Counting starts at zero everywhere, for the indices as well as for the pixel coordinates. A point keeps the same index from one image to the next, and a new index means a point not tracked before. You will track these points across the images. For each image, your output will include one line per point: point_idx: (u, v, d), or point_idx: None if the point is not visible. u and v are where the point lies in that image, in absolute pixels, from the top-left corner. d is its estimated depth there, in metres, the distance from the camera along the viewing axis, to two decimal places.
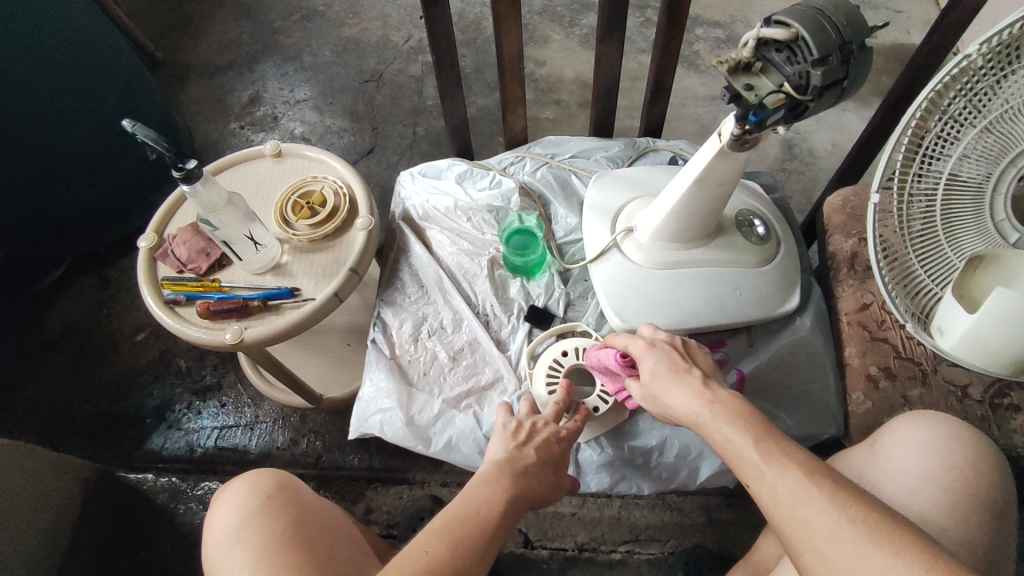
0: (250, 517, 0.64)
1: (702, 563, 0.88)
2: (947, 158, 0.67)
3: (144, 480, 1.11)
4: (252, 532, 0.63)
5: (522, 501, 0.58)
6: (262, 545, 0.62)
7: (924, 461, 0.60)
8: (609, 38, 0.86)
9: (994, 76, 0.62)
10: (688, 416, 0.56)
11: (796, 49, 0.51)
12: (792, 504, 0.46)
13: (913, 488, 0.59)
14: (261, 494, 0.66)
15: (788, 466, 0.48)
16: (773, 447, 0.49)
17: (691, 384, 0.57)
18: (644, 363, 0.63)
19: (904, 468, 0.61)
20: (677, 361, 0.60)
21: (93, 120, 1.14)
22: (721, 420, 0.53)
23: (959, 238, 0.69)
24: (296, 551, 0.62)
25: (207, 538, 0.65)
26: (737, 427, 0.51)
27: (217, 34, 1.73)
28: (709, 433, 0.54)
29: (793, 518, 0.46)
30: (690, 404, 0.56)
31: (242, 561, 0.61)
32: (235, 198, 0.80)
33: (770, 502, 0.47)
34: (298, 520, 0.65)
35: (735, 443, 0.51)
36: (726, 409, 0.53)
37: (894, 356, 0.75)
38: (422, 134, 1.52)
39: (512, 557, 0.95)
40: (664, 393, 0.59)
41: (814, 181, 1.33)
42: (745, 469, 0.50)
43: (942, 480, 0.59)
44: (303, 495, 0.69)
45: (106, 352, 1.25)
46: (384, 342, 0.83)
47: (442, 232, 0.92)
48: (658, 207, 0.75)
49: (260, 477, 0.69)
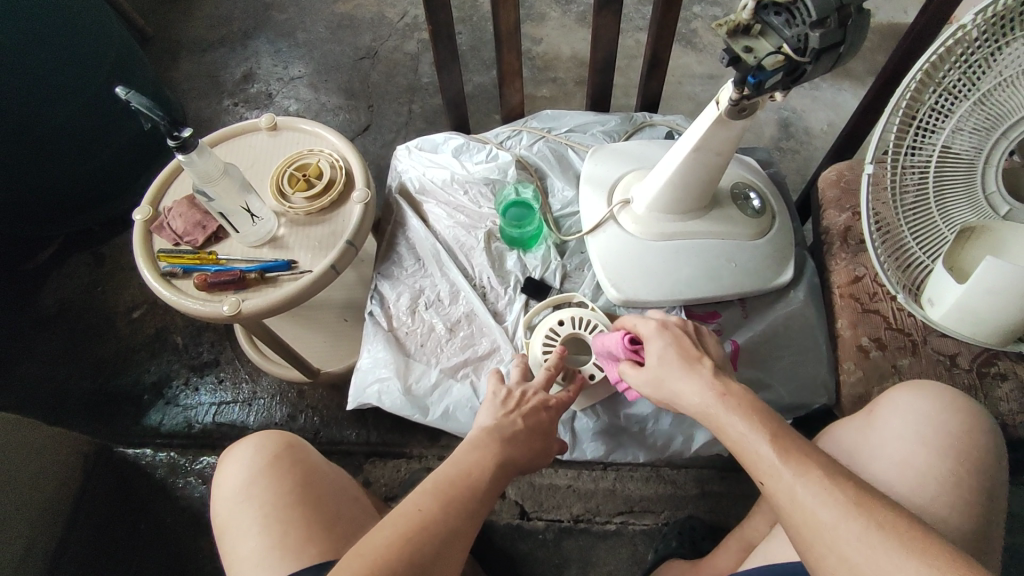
0: (258, 475, 0.66)
1: (695, 532, 0.90)
2: (941, 130, 0.68)
3: (143, 455, 1.11)
4: (260, 490, 0.64)
5: (510, 465, 0.59)
6: (270, 502, 0.63)
7: (920, 428, 0.60)
8: (606, 10, 0.86)
9: (989, 47, 0.63)
10: (697, 410, 0.55)
11: (795, 11, 0.51)
12: (814, 507, 0.46)
13: (908, 454, 0.60)
14: (268, 454, 0.67)
15: (806, 467, 0.47)
16: (792, 449, 0.49)
17: (701, 375, 0.56)
18: (652, 345, 0.61)
19: (900, 435, 0.61)
20: (687, 349, 0.59)
21: (85, 93, 1.13)
22: (734, 416, 0.52)
23: (950, 210, 0.71)
24: (304, 510, 0.63)
25: (215, 494, 0.67)
26: (753, 427, 0.50)
27: (208, 9, 1.71)
28: (720, 430, 0.53)
29: (812, 521, 0.46)
30: (702, 397, 0.55)
31: (252, 518, 0.63)
32: (232, 169, 0.80)
33: (788, 504, 0.47)
34: (305, 480, 0.66)
35: (751, 441, 0.50)
36: (740, 406, 0.52)
37: (884, 327, 0.76)
38: (418, 112, 1.51)
39: (508, 528, 0.96)
40: (672, 384, 0.57)
41: (808, 160, 1.34)
42: (761, 468, 0.49)
43: (938, 446, 0.59)
44: (309, 455, 0.70)
45: (102, 329, 1.25)
46: (382, 314, 0.84)
47: (439, 205, 0.92)
48: (654, 177, 0.76)
49: (267, 437, 0.69)
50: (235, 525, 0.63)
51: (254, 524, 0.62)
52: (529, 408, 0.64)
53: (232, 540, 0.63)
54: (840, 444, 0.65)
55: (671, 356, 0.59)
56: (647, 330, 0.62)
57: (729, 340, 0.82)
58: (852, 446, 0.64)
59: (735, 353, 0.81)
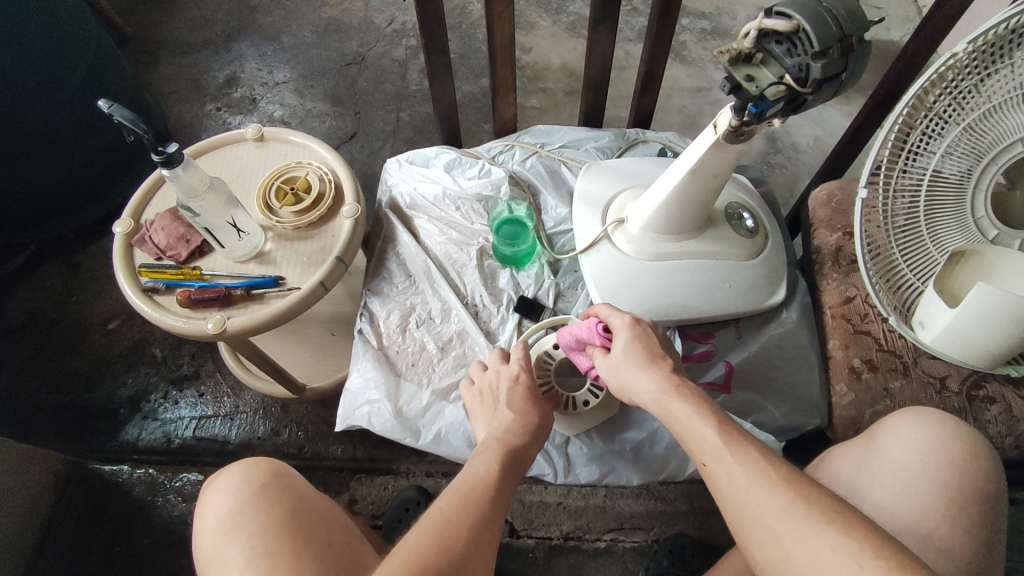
0: (244, 504, 0.64)
1: (686, 551, 0.89)
2: (931, 155, 0.69)
3: (119, 472, 1.07)
4: (247, 520, 0.62)
5: (518, 453, 0.59)
6: (257, 534, 0.61)
7: (922, 458, 0.60)
8: (601, 27, 0.85)
9: (977, 76, 0.64)
10: (650, 404, 0.54)
11: (797, 41, 0.51)
12: (746, 486, 0.47)
13: (911, 484, 0.60)
14: (254, 483, 0.65)
15: (746, 450, 0.48)
16: (734, 433, 0.49)
17: (657, 369, 0.55)
18: (617, 339, 0.59)
19: (902, 464, 0.61)
20: (648, 346, 0.58)
21: (60, 97, 1.09)
22: (684, 404, 0.52)
23: (940, 234, 0.71)
24: (293, 539, 0.61)
25: (199, 527, 0.65)
26: (703, 417, 0.50)
27: (191, 11, 1.67)
28: (668, 416, 0.53)
29: (747, 500, 0.46)
30: (654, 389, 0.54)
31: (239, 550, 0.60)
32: (217, 183, 0.78)
33: (726, 483, 0.48)
34: (294, 508, 0.64)
35: (695, 425, 0.50)
36: (690, 394, 0.52)
37: (876, 348, 0.77)
38: (406, 120, 1.49)
39: (498, 547, 0.95)
40: (629, 377, 0.56)
41: (796, 175, 1.35)
42: (703, 450, 0.49)
43: (939, 479, 0.59)
44: (298, 483, 0.68)
45: (76, 340, 1.21)
46: (371, 332, 0.82)
47: (430, 221, 0.90)
48: (649, 198, 0.76)
49: (253, 465, 0.67)
50: (221, 558, 0.61)
51: (242, 555, 0.60)
52: (505, 389, 0.65)
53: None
54: (840, 469, 0.64)
55: (630, 351, 0.57)
56: (618, 322, 0.60)
57: (723, 361, 0.82)
58: (853, 471, 0.64)
59: (729, 374, 0.82)
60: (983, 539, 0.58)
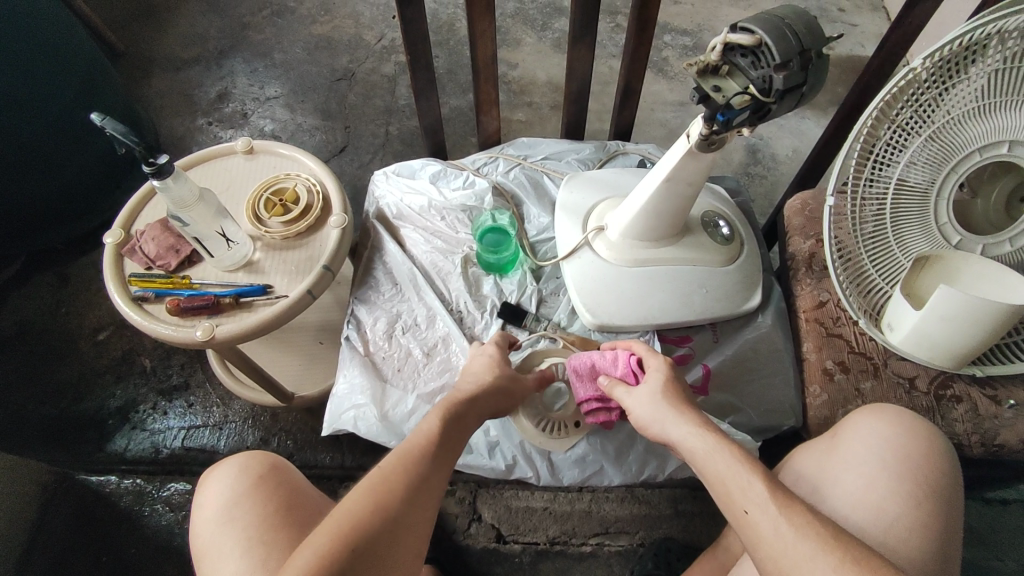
0: (241, 496, 0.65)
1: (671, 554, 0.91)
2: (896, 164, 0.72)
3: (106, 483, 1.08)
4: (243, 512, 0.63)
5: (463, 416, 0.63)
6: (254, 525, 0.62)
7: (882, 452, 0.62)
8: (581, 43, 0.88)
9: (937, 88, 0.67)
10: (688, 453, 0.58)
11: (760, 55, 0.54)
12: (795, 539, 0.48)
13: (870, 479, 0.61)
14: (251, 475, 0.66)
15: (792, 506, 0.50)
16: (781, 489, 0.52)
17: (694, 417, 0.60)
18: (649, 377, 0.66)
19: (862, 458, 0.63)
20: (677, 391, 0.63)
21: (53, 111, 1.11)
22: (724, 456, 0.55)
23: (906, 239, 0.74)
24: (288, 531, 0.63)
25: (196, 516, 0.66)
26: (752, 473, 0.53)
27: (183, 28, 1.70)
28: (704, 466, 0.56)
29: (791, 554, 0.48)
30: (695, 439, 0.58)
31: (234, 540, 0.62)
32: (207, 195, 0.80)
33: (771, 536, 0.49)
34: (290, 502, 0.66)
35: (740, 476, 0.53)
36: (732, 446, 0.55)
37: (847, 351, 0.79)
38: (395, 133, 1.52)
39: (484, 551, 0.96)
40: (664, 420, 0.61)
41: (775, 185, 1.39)
42: (746, 498, 0.52)
43: (897, 471, 0.61)
44: (294, 478, 0.70)
45: (65, 351, 1.22)
46: (358, 339, 0.84)
47: (416, 231, 0.93)
48: (628, 206, 0.78)
49: (250, 458, 0.68)
50: (216, 549, 0.62)
51: (237, 546, 0.61)
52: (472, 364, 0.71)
53: (214, 565, 0.62)
54: (806, 468, 0.67)
55: (662, 391, 0.63)
56: (654, 362, 0.67)
57: (700, 365, 0.84)
58: (819, 469, 0.66)
59: (706, 377, 0.83)
60: (943, 534, 0.58)
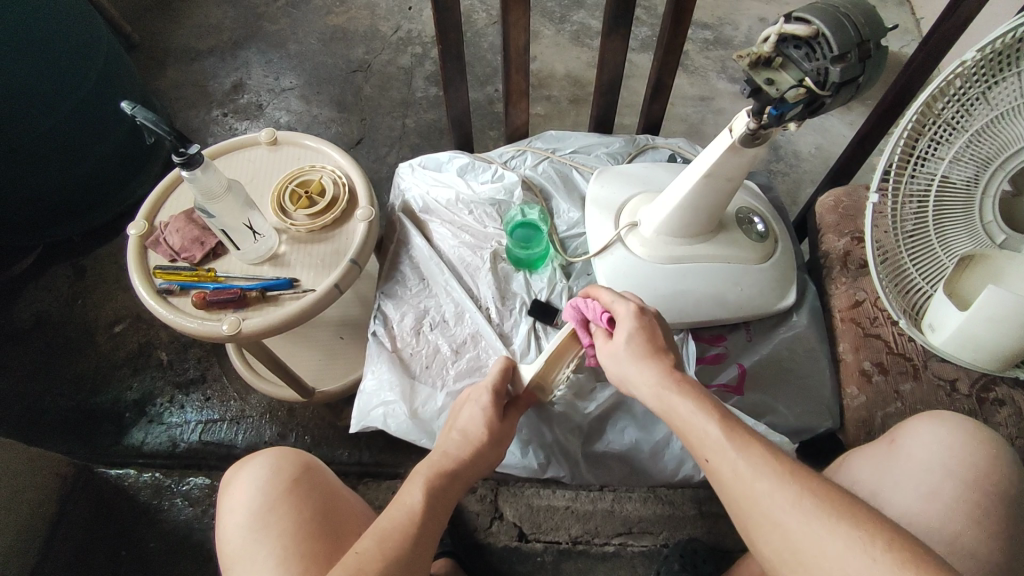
0: (274, 502, 0.64)
1: (697, 556, 0.85)
2: (941, 161, 0.69)
3: (125, 476, 1.05)
4: (277, 518, 0.62)
5: (450, 490, 0.63)
6: (288, 535, 0.61)
7: (945, 460, 0.60)
8: (615, 33, 0.86)
9: (985, 83, 0.64)
10: (651, 396, 0.56)
11: (815, 46, 0.52)
12: (752, 478, 0.47)
13: (934, 485, 0.59)
14: (284, 478, 0.65)
15: (749, 444, 0.49)
16: (736, 427, 0.50)
17: (657, 361, 0.57)
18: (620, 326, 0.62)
19: (926, 466, 0.61)
20: (649, 339, 0.60)
21: (72, 99, 1.10)
22: (684, 397, 0.53)
23: (950, 239, 0.72)
24: (324, 542, 0.62)
25: (224, 521, 0.64)
26: (702, 409, 0.52)
27: (198, 18, 1.68)
28: (669, 412, 0.54)
29: (751, 494, 0.46)
30: (654, 381, 0.56)
31: (268, 550, 0.60)
32: (234, 186, 0.78)
33: (729, 477, 0.48)
34: (323, 507, 0.65)
35: (696, 419, 0.51)
36: (691, 391, 0.54)
37: (886, 351, 0.78)
38: (412, 126, 1.50)
39: (507, 551, 0.91)
40: (630, 368, 0.59)
41: (799, 183, 1.37)
42: (705, 445, 0.50)
43: (961, 478, 0.59)
44: (325, 479, 0.69)
45: (81, 344, 1.21)
46: (385, 335, 0.83)
47: (443, 225, 0.91)
48: (664, 202, 0.77)
49: (283, 458, 0.68)
50: (250, 557, 0.60)
51: (271, 556, 0.60)
52: (470, 415, 0.68)
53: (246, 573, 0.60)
54: (862, 472, 0.65)
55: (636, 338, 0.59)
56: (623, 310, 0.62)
57: (736, 364, 0.83)
58: (873, 475, 0.63)
59: (741, 376, 0.82)
60: (1007, 545, 0.57)
